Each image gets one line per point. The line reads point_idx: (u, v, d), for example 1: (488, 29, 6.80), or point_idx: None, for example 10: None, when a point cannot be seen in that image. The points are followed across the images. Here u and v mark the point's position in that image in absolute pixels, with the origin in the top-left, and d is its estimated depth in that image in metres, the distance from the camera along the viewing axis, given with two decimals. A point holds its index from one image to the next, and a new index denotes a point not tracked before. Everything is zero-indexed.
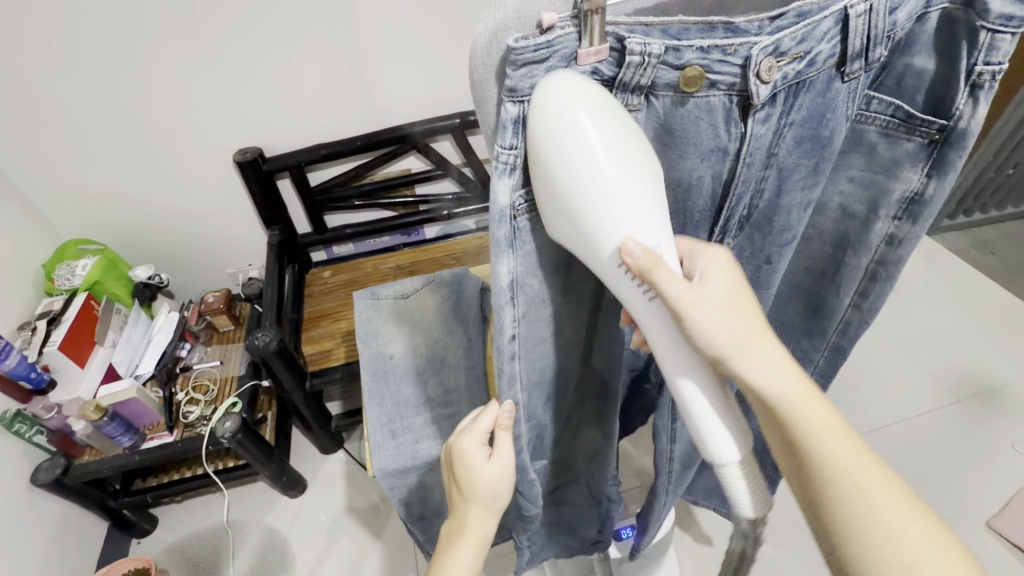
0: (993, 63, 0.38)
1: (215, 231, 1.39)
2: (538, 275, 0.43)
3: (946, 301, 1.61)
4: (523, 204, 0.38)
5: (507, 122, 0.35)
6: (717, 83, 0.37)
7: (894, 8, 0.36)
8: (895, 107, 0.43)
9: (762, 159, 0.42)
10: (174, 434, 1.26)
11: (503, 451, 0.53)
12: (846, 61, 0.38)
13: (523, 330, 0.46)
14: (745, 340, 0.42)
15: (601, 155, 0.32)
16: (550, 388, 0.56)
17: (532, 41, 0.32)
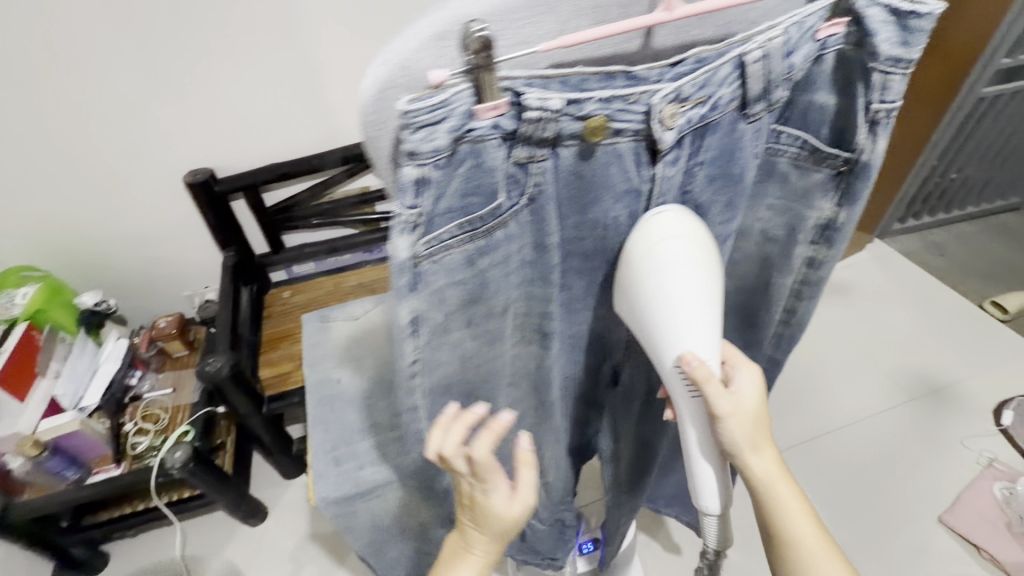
0: (887, 101, 0.39)
1: (166, 253, 1.34)
2: (443, 308, 0.44)
3: (897, 302, 1.66)
4: (425, 249, 0.39)
5: (405, 183, 0.34)
6: (622, 130, 0.38)
7: (790, 52, 0.37)
8: (802, 140, 0.44)
9: (675, 197, 0.43)
10: (122, 467, 1.22)
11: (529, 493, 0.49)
12: (747, 103, 0.39)
13: (424, 356, 0.46)
14: (757, 442, 0.48)
15: (681, 286, 0.41)
16: (472, 408, 0.56)
17: (424, 102, 0.31)
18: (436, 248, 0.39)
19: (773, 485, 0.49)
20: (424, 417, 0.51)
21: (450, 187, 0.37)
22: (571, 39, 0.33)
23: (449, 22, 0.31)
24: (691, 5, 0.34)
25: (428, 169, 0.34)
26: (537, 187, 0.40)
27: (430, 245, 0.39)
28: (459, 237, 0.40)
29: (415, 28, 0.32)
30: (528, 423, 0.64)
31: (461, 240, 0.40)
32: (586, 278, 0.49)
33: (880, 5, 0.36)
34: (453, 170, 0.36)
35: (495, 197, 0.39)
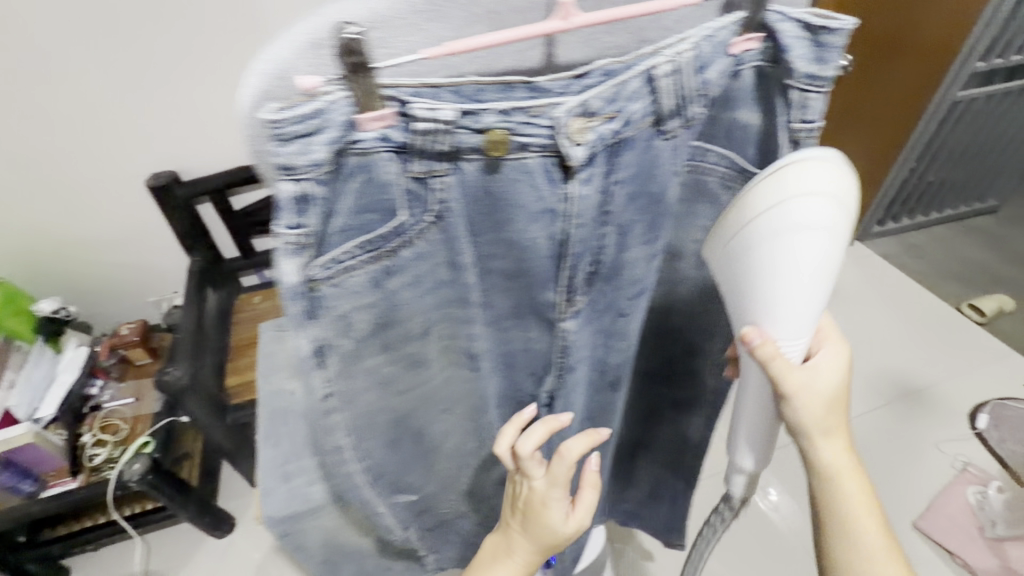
0: (809, 120, 0.37)
1: (126, 258, 1.19)
2: (351, 335, 0.41)
3: (877, 305, 1.65)
4: (320, 273, 0.36)
5: (283, 201, 0.31)
6: (528, 144, 0.35)
7: (703, 67, 0.35)
8: (730, 158, 0.42)
9: (595, 218, 0.41)
10: (79, 479, 1.11)
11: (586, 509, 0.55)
12: (662, 119, 0.37)
13: (339, 388, 0.43)
14: (829, 424, 0.50)
15: (802, 255, 0.39)
16: (403, 438, 0.53)
17: (293, 112, 0.29)
18: (333, 270, 0.36)
19: (837, 468, 0.51)
20: (348, 449, 0.49)
21: (342, 204, 0.34)
22: (459, 47, 0.30)
23: (319, 27, 0.28)
24: (590, 14, 0.31)
25: (309, 185, 0.31)
26: (443, 204, 0.37)
27: (328, 269, 0.36)
28: (361, 257, 0.37)
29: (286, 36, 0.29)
30: (470, 447, 0.61)
31: (364, 260, 0.37)
32: (512, 300, 0.47)
33: (793, 20, 0.34)
34: (341, 187, 0.33)
35: (395, 214, 0.36)
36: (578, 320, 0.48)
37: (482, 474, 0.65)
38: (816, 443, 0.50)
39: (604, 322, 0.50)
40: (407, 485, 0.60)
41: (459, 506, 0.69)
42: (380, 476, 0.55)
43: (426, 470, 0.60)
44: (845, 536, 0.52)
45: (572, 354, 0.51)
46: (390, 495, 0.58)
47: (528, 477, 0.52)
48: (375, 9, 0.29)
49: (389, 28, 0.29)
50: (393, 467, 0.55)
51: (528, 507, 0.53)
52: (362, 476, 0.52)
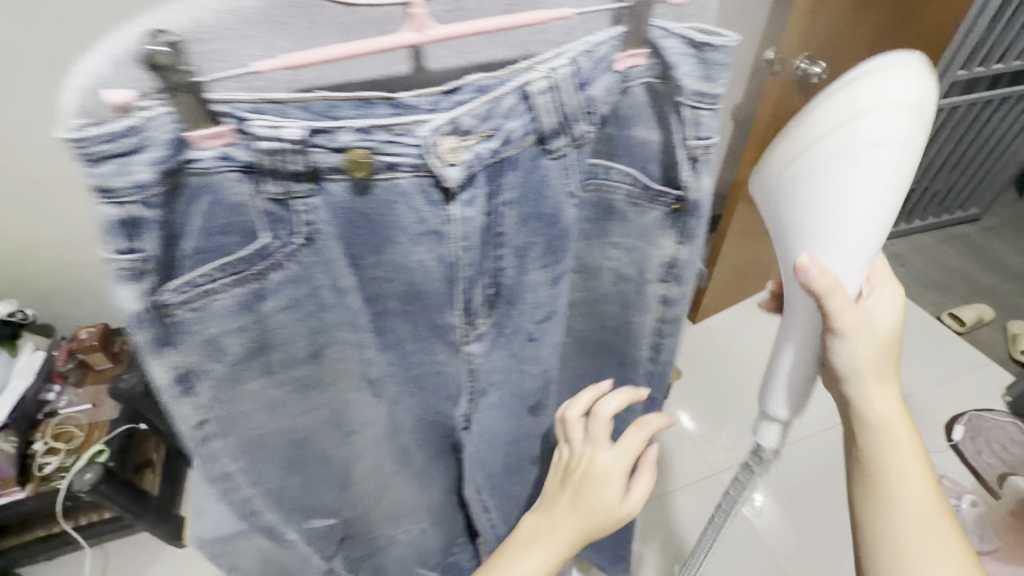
0: (703, 138, 0.35)
1: (77, 255, 1.04)
2: (223, 360, 0.37)
3: None
4: (169, 298, 0.32)
5: (107, 225, 0.28)
6: (397, 164, 0.33)
7: (584, 83, 0.33)
8: (633, 177, 0.40)
9: (484, 239, 0.39)
10: (26, 490, 1.02)
11: (637, 496, 0.54)
12: (545, 137, 0.34)
13: (218, 414, 0.40)
14: (876, 375, 0.45)
15: (868, 179, 0.35)
16: (306, 463, 0.50)
17: (101, 129, 0.25)
18: (190, 295, 0.33)
19: (885, 422, 0.46)
20: (239, 475, 0.46)
21: (193, 225, 0.31)
22: (293, 58, 0.27)
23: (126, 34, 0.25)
24: (447, 27, 0.28)
25: (136, 208, 0.28)
26: (311, 224, 0.34)
27: (184, 293, 0.33)
28: (224, 282, 0.34)
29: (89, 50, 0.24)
30: (388, 467, 0.60)
31: (229, 284, 0.34)
32: (410, 323, 0.45)
33: (676, 36, 0.32)
34: (182, 207, 0.30)
35: (256, 236, 0.33)
36: (482, 343, 0.46)
37: (406, 488, 0.64)
38: (865, 392, 0.45)
39: (513, 346, 0.48)
40: (321, 512, 0.56)
41: (386, 532, 0.67)
42: (285, 504, 0.52)
43: (343, 494, 0.57)
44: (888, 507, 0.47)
45: (481, 376, 0.49)
46: (301, 522, 0.55)
47: (594, 445, 0.53)
48: (196, 14, 0.26)
49: (215, 36, 0.26)
50: (298, 493, 0.52)
51: (585, 482, 0.52)
52: (264, 502, 0.49)
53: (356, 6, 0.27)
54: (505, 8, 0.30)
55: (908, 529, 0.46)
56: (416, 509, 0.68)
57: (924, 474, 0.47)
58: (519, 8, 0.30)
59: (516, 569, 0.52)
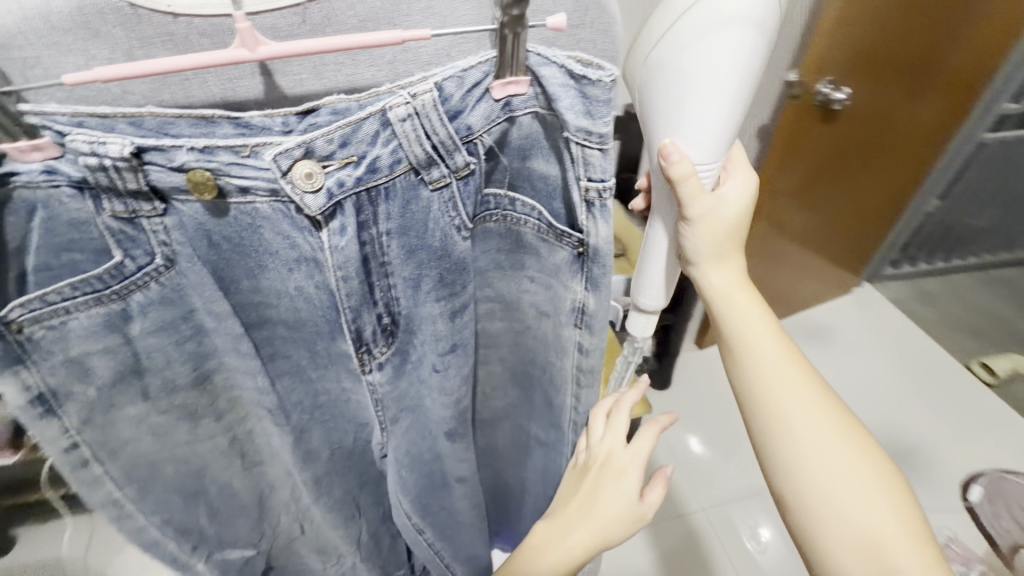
0: (595, 179, 0.32)
1: None
2: (92, 383, 0.36)
3: (878, 351, 1.51)
4: (10, 314, 0.31)
5: None
6: (250, 188, 0.30)
7: (456, 113, 0.30)
8: (537, 212, 0.37)
9: (367, 270, 0.36)
10: None
11: (655, 495, 0.48)
12: (420, 167, 0.31)
13: (89, 437, 0.39)
14: (721, 251, 0.41)
15: (719, 62, 0.30)
16: (207, 493, 0.49)
17: None
18: (38, 312, 0.32)
19: (736, 306, 0.43)
20: (128, 503, 0.44)
21: (33, 238, 0.30)
22: (105, 72, 0.25)
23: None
24: (282, 43, 0.26)
25: None
26: (169, 246, 0.33)
27: (31, 311, 0.31)
28: (80, 300, 0.32)
29: None
30: (307, 502, 0.58)
31: (83, 304, 0.32)
32: (304, 349, 0.43)
33: (556, 64, 0.28)
34: (16, 222, 0.29)
35: (110, 254, 0.32)
36: (383, 372, 0.43)
37: (333, 514, 0.61)
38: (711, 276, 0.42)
39: (419, 374, 0.45)
40: (233, 540, 0.54)
41: (319, 561, 0.66)
42: (186, 533, 0.49)
43: (257, 527, 0.56)
44: (753, 391, 0.43)
45: (388, 406, 0.46)
46: (212, 553, 0.53)
47: (613, 438, 0.49)
48: (2, 21, 0.24)
49: (28, 46, 0.25)
50: (201, 522, 0.50)
51: (598, 474, 0.49)
52: (166, 532, 0.48)
53: (181, 17, 0.26)
54: (356, 29, 0.27)
55: (790, 423, 0.42)
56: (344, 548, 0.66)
57: (791, 355, 0.44)
58: (372, 26, 0.27)
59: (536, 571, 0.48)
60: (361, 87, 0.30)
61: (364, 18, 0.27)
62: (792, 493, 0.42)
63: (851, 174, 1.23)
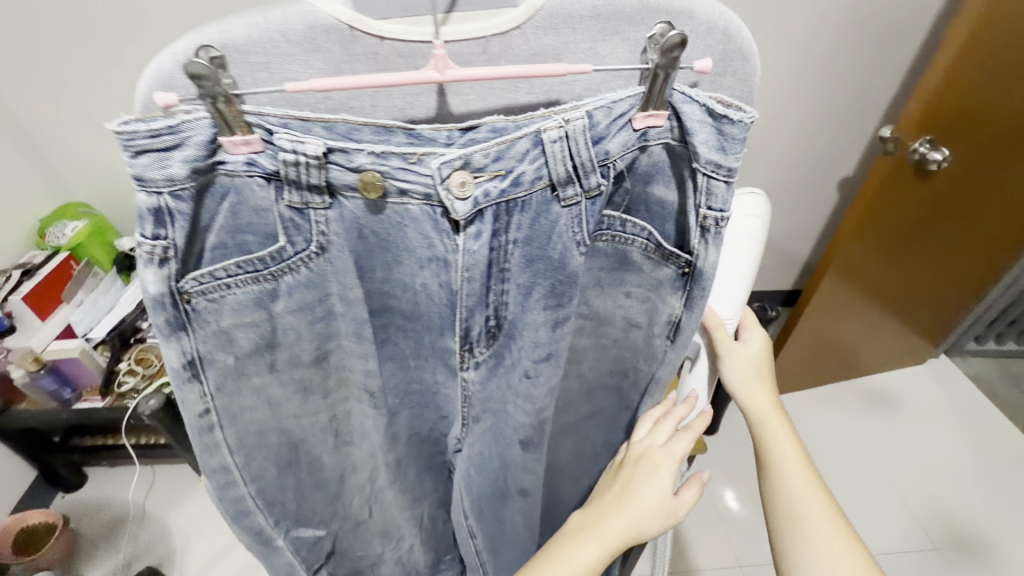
0: (715, 208, 0.34)
1: None
2: (232, 353, 0.41)
3: (947, 426, 1.41)
4: (189, 284, 0.36)
5: (142, 211, 0.32)
6: (408, 190, 0.35)
7: (599, 139, 0.33)
8: (647, 232, 0.39)
9: (487, 274, 0.39)
10: (105, 400, 1.20)
11: (688, 497, 0.48)
12: (557, 184, 0.35)
13: (219, 403, 0.44)
14: (756, 384, 0.52)
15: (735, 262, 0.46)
16: (300, 463, 0.54)
17: (147, 125, 0.29)
18: (204, 285, 0.37)
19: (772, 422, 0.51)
20: (238, 464, 0.49)
21: (217, 222, 0.35)
22: (323, 82, 0.30)
23: (189, 45, 0.29)
24: (465, 69, 0.30)
25: (167, 199, 0.32)
26: (325, 236, 0.37)
27: (202, 283, 0.37)
28: (240, 277, 0.37)
29: (154, 61, 0.30)
30: (381, 484, 0.63)
31: (242, 282, 0.37)
32: (411, 339, 0.47)
33: (697, 103, 0.31)
34: (209, 204, 0.34)
35: (275, 240, 0.37)
36: (479, 369, 0.47)
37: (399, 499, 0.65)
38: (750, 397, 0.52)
39: (511, 380, 0.48)
40: (308, 510, 0.58)
41: (376, 546, 0.70)
42: (276, 497, 0.54)
43: (331, 504, 0.60)
44: (784, 500, 0.50)
45: (475, 404, 0.50)
46: (290, 527, 0.58)
47: (653, 437, 0.50)
48: (251, 35, 0.29)
49: (264, 54, 0.30)
50: (288, 491, 0.55)
51: (631, 473, 0.50)
52: (257, 500, 0.53)
53: (388, 40, 0.30)
54: (526, 61, 0.31)
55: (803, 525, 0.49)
56: (400, 532, 0.71)
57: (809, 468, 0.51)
58: (539, 59, 0.31)
59: (572, 556, 0.47)
60: (518, 113, 0.34)
61: (536, 51, 0.31)
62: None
63: (943, 235, 1.16)
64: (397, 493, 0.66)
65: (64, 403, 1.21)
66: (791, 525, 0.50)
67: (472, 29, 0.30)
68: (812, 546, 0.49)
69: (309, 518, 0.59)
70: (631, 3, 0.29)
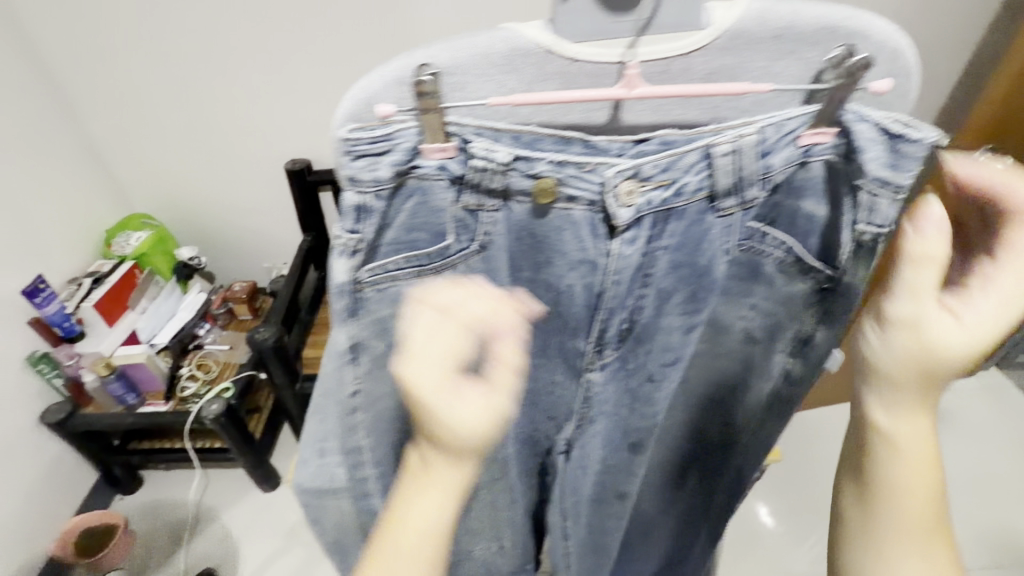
0: (875, 225, 0.36)
1: (247, 221, 1.46)
2: (385, 340, 0.43)
3: (1004, 439, 1.38)
4: (366, 278, 0.39)
5: (347, 209, 0.36)
6: (576, 198, 0.38)
7: (766, 153, 0.35)
8: (788, 246, 0.40)
9: (633, 279, 0.41)
10: (168, 404, 1.30)
11: (478, 398, 0.37)
12: (716, 195, 0.37)
13: (366, 386, 0.47)
14: (913, 381, 0.41)
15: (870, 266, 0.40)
16: None
17: (370, 133, 0.34)
18: (376, 281, 0.39)
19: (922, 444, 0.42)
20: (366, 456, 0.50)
21: (396, 221, 0.37)
22: (524, 100, 0.33)
23: (405, 65, 0.32)
24: (655, 88, 0.33)
25: (370, 199, 0.35)
26: (488, 236, 0.39)
27: (374, 275, 0.39)
28: (404, 274, 0.39)
29: (376, 71, 0.32)
30: (480, 484, 0.65)
31: (408, 275, 0.39)
32: (541, 340, 0.48)
33: (872, 122, 0.33)
34: (397, 202, 0.37)
35: (443, 238, 0.39)
36: (606, 371, 0.49)
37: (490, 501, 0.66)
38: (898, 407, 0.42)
39: (631, 382, 0.50)
40: None
41: (463, 549, 0.71)
42: None
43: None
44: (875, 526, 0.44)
45: (595, 406, 0.52)
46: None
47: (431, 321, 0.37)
48: (457, 59, 0.32)
49: (463, 73, 0.32)
50: None
51: (412, 412, 0.37)
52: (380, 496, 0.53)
53: (580, 62, 0.32)
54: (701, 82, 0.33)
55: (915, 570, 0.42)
56: (492, 535, 0.70)
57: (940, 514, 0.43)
58: (715, 78, 0.32)
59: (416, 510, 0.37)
60: (703, 123, 0.35)
61: (712, 71, 0.32)
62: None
63: None
64: (492, 496, 0.66)
65: (128, 407, 1.29)
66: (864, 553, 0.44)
67: (655, 53, 0.32)
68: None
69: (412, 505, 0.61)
70: (812, 25, 0.31)
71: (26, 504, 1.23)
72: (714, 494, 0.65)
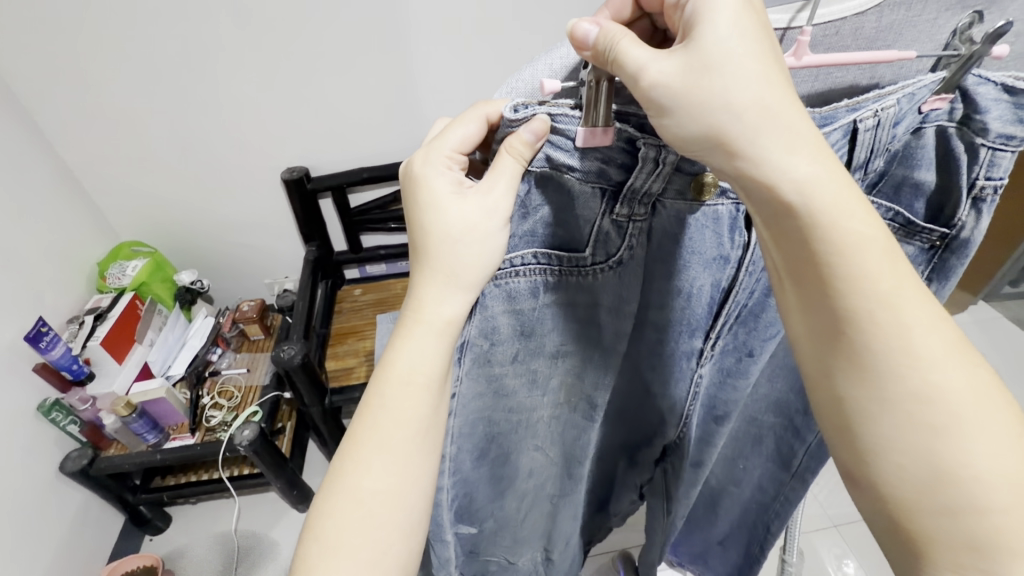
0: (994, 178, 0.37)
1: (247, 240, 1.42)
2: (491, 339, 0.46)
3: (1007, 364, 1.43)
4: (519, 261, 0.42)
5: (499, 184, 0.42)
6: (726, 192, 0.41)
7: (896, 122, 0.37)
8: (895, 213, 0.42)
9: (760, 268, 0.46)
10: (195, 437, 1.23)
11: (486, 243, 0.42)
12: (850, 169, 0.39)
13: (461, 389, 0.47)
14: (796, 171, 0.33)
15: None
16: (500, 457, 0.55)
17: (526, 110, 0.36)
18: (510, 269, 0.43)
19: (840, 227, 0.33)
20: (447, 460, 0.50)
21: (541, 212, 0.41)
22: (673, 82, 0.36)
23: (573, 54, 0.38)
24: (820, 56, 0.33)
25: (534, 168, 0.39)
26: (629, 251, 0.42)
27: (524, 261, 0.42)
28: (532, 267, 0.43)
29: (546, 59, 0.38)
30: (545, 494, 0.63)
31: (533, 270, 0.43)
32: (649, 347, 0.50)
33: (993, 83, 0.35)
34: (544, 193, 0.40)
35: (580, 249, 0.42)
36: (711, 363, 0.52)
37: (540, 524, 0.67)
38: (784, 219, 0.34)
39: (726, 360, 0.52)
40: (475, 510, 0.58)
41: (506, 557, 0.68)
42: (466, 495, 0.55)
43: (493, 502, 0.60)
44: (863, 383, 0.35)
45: (699, 399, 0.54)
46: (454, 523, 0.57)
47: (428, 166, 0.44)
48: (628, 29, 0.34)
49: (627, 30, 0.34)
50: (478, 487, 0.56)
51: (426, 252, 0.44)
52: (449, 493, 0.52)
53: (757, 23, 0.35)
54: (868, 42, 0.35)
55: (946, 395, 0.33)
56: (539, 545, 0.70)
57: (916, 318, 0.34)
58: (886, 35, 0.35)
59: (411, 353, 0.43)
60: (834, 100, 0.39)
61: (883, 27, 0.34)
62: (950, 533, 0.33)
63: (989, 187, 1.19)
64: (554, 511, 0.66)
65: (152, 445, 1.21)
66: (875, 414, 0.35)
67: (829, 14, 0.34)
68: (894, 430, 0.34)
69: (462, 511, 0.57)
70: None
71: (59, 559, 1.15)
72: (792, 461, 0.65)
